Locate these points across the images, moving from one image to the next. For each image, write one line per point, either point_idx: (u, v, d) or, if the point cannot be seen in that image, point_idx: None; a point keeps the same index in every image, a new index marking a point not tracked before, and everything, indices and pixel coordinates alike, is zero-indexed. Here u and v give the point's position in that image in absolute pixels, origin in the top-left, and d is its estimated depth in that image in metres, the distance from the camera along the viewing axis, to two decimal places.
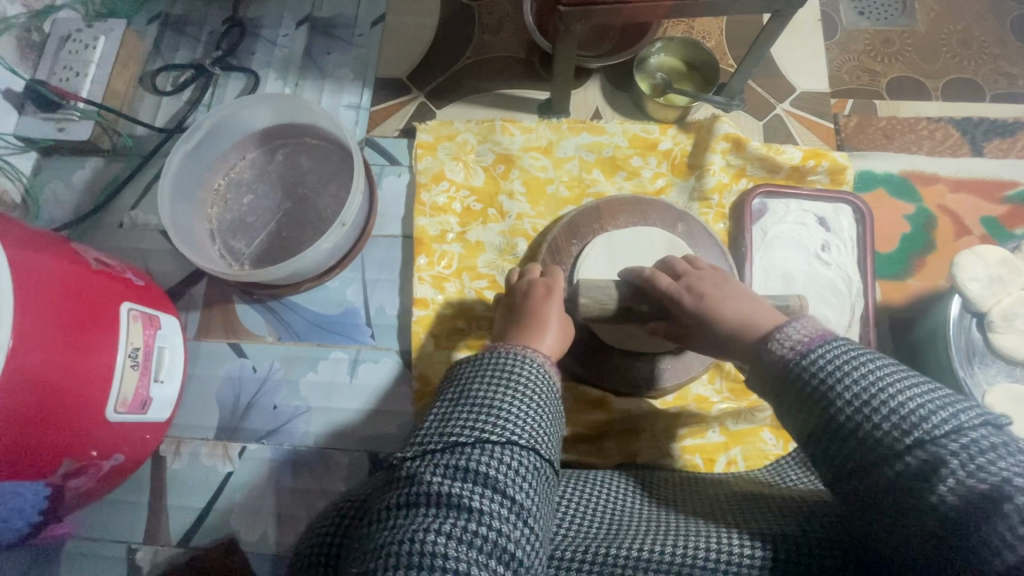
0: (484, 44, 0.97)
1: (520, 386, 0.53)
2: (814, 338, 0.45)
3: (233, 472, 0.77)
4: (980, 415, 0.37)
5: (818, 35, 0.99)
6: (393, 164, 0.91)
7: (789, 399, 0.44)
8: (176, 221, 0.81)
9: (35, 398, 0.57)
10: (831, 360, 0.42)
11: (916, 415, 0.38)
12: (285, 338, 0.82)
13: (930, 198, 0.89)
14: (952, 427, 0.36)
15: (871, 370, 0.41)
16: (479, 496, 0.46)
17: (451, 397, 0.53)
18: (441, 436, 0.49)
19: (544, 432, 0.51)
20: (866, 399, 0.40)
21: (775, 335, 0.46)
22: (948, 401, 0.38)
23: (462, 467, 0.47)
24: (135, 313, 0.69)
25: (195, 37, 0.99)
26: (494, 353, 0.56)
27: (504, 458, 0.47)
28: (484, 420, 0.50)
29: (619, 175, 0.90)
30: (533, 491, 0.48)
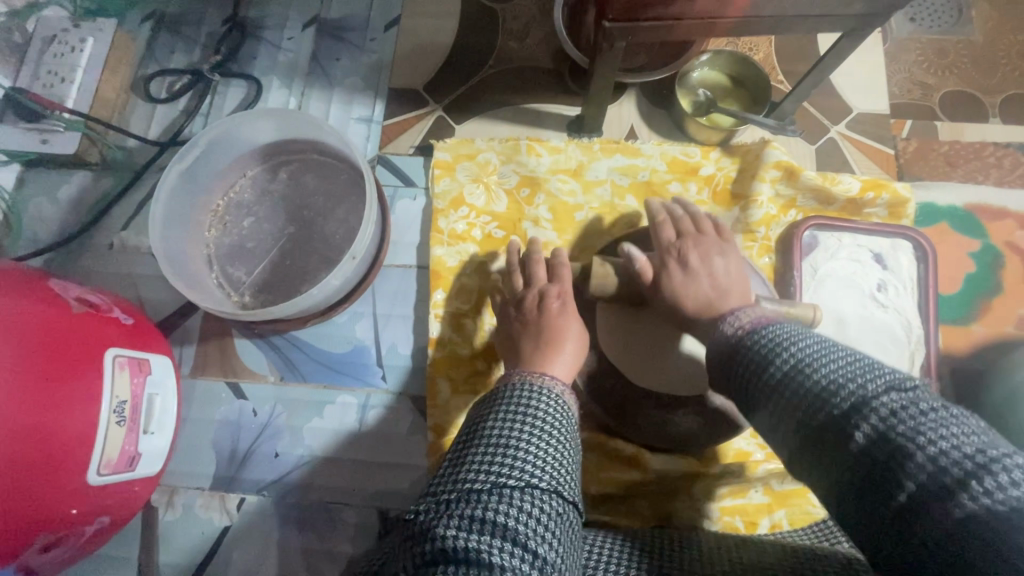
0: (508, 53, 0.89)
1: (540, 423, 0.48)
2: (755, 322, 0.48)
3: (231, 526, 0.71)
4: (884, 382, 0.38)
5: (873, 47, 0.91)
6: (407, 185, 0.83)
7: (733, 373, 0.47)
8: (169, 249, 0.73)
9: (1, 467, 0.51)
10: (764, 343, 0.45)
11: (827, 385, 0.39)
12: (288, 379, 0.76)
13: (997, 234, 0.81)
14: (857, 392, 0.38)
15: (800, 350, 0.43)
16: (501, 552, 0.40)
17: (461, 442, 0.48)
18: (454, 485, 0.44)
19: (567, 475, 0.46)
20: (793, 374, 0.41)
21: (727, 315, 0.51)
22: (861, 368, 0.39)
23: (479, 518, 0.41)
24: (122, 360, 0.62)
25: (192, 38, 0.91)
26: (509, 388, 0.52)
27: (527, 507, 0.42)
28: (502, 462, 0.45)
29: (655, 202, 0.81)
30: (560, 544, 0.42)
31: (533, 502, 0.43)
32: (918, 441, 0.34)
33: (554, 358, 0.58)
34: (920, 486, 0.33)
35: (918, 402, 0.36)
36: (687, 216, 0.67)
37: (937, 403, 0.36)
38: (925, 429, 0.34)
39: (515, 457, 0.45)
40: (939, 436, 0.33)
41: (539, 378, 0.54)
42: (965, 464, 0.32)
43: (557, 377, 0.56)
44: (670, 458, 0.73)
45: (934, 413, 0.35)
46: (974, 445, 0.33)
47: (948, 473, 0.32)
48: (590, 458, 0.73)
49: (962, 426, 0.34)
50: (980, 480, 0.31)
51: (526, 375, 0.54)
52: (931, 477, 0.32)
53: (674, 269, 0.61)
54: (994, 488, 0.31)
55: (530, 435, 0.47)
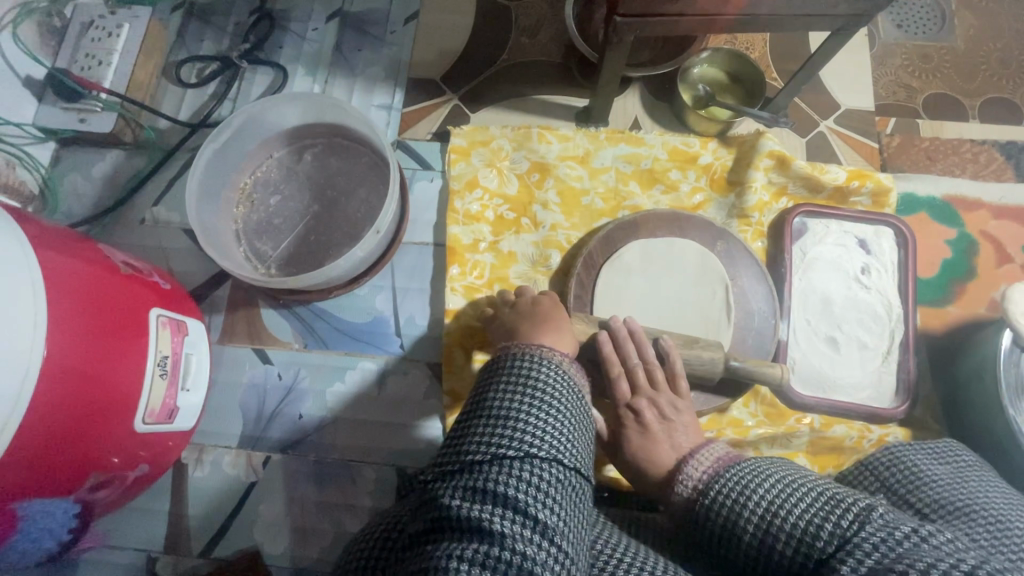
0: (520, 47, 0.95)
1: (537, 394, 0.54)
2: (712, 471, 0.57)
3: (257, 482, 0.75)
4: (856, 514, 0.45)
5: (862, 49, 0.97)
6: (425, 169, 0.89)
7: (709, 539, 0.54)
8: (203, 222, 0.78)
9: (64, 410, 0.55)
10: (727, 492, 0.54)
11: (807, 528, 0.47)
12: (311, 346, 0.81)
13: (972, 223, 0.87)
14: (833, 532, 0.45)
15: (764, 494, 0.52)
16: (500, 516, 0.45)
17: (467, 416, 0.54)
18: (460, 457, 0.50)
19: (563, 442, 0.52)
20: (765, 524, 0.50)
21: (680, 474, 0.59)
22: (828, 505, 0.47)
23: (480, 487, 0.47)
24: (164, 319, 0.67)
25: (221, 28, 0.96)
26: (508, 359, 0.58)
27: (524, 474, 0.48)
28: (502, 434, 0.50)
29: (656, 188, 0.87)
30: (557, 508, 0.47)
31: (532, 470, 0.48)
32: (906, 562, 0.39)
33: (549, 334, 0.65)
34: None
35: (892, 528, 0.43)
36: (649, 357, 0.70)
37: (907, 522, 0.43)
38: (918, 553, 0.40)
39: (514, 429, 0.51)
40: (921, 557, 0.39)
41: (539, 350, 0.58)
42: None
43: (553, 347, 0.62)
44: None
45: (911, 534, 0.42)
46: (958, 558, 0.39)
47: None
48: None
49: (935, 545, 0.40)
50: None
51: (524, 347, 0.58)
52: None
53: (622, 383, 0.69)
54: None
55: (529, 408, 0.53)
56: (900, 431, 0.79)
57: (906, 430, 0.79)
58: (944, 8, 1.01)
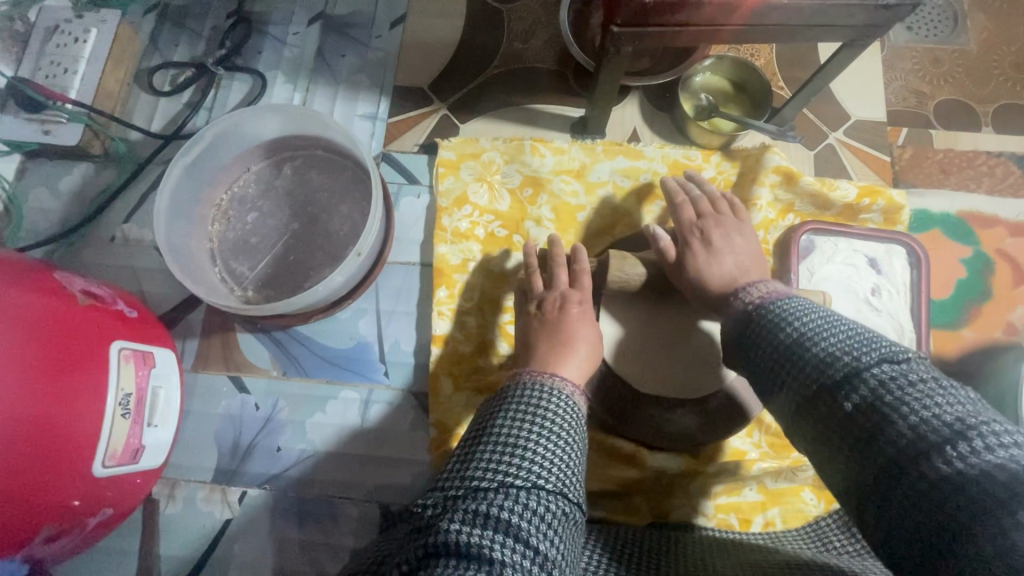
0: (512, 53, 0.90)
1: (546, 423, 0.50)
2: (768, 296, 0.53)
3: (233, 519, 0.71)
4: (880, 354, 0.42)
5: (873, 56, 0.92)
6: (411, 183, 0.84)
7: (751, 337, 0.51)
8: (173, 243, 0.73)
9: (6, 466, 0.50)
10: (778, 312, 0.50)
11: (829, 354, 0.44)
12: (290, 373, 0.76)
13: (989, 241, 0.83)
14: (853, 363, 0.42)
15: (801, 325, 0.47)
16: (501, 545, 0.40)
17: (470, 441, 0.50)
18: (461, 482, 0.45)
19: (571, 476, 0.47)
20: (796, 340, 0.46)
21: (746, 286, 0.56)
22: (859, 342, 0.44)
23: (482, 512, 0.42)
24: (127, 352, 0.62)
25: (196, 32, 0.90)
26: (518, 388, 0.54)
27: (530, 503, 0.43)
28: (508, 461, 0.46)
29: (656, 204, 0.83)
30: (561, 542, 0.43)
31: (539, 501, 0.44)
32: (908, 410, 0.38)
33: (567, 360, 0.60)
34: (907, 446, 0.37)
35: (910, 374, 0.40)
36: (705, 195, 0.73)
37: (927, 375, 0.40)
38: (910, 400, 0.39)
39: (521, 456, 0.47)
40: (924, 406, 0.38)
41: (552, 379, 0.55)
42: (950, 428, 0.36)
43: (568, 378, 0.57)
44: (668, 458, 0.73)
45: (926, 385, 0.39)
46: (955, 415, 0.37)
47: (935, 436, 0.36)
48: (590, 455, 0.74)
49: (949, 396, 0.38)
50: (955, 445, 0.35)
51: (535, 375, 0.55)
52: (917, 442, 0.37)
53: (696, 246, 0.67)
54: (979, 449, 0.35)
55: (538, 437, 0.49)
56: None
57: None
58: (958, 10, 0.96)
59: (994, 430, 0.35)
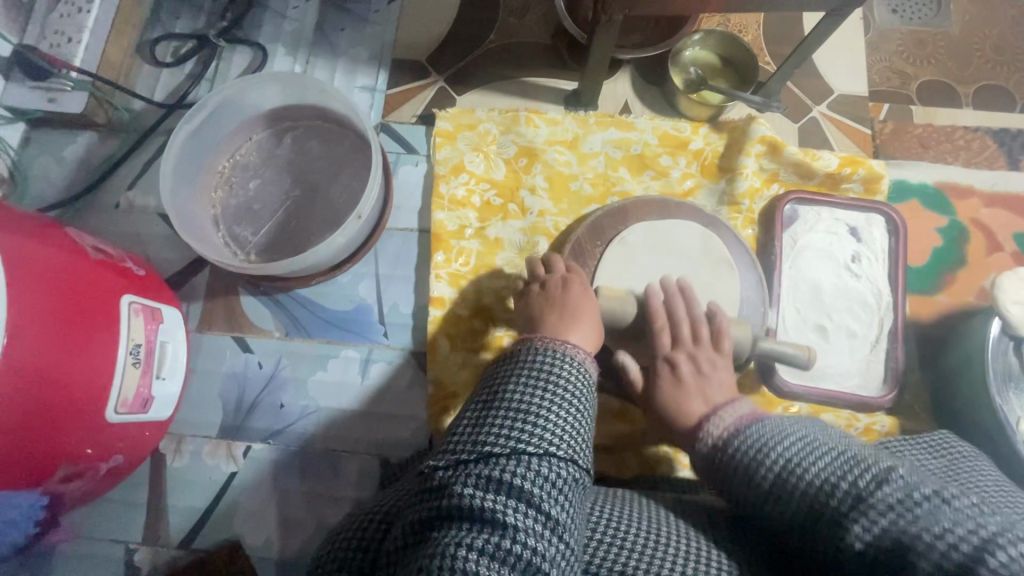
0: (508, 28, 0.92)
1: (559, 390, 0.51)
2: (735, 427, 0.56)
3: (237, 472, 0.74)
4: (877, 475, 0.42)
5: (857, 34, 0.95)
6: (409, 153, 0.86)
7: (728, 476, 0.53)
8: (179, 207, 0.76)
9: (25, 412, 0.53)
10: (746, 450, 0.52)
11: (822, 486, 0.45)
12: (292, 334, 0.79)
13: (964, 211, 0.87)
14: (850, 491, 0.43)
15: (785, 453, 0.49)
16: (514, 511, 0.44)
17: (484, 402, 0.51)
18: (475, 445, 0.48)
19: (580, 440, 0.50)
20: (782, 481, 0.48)
21: (707, 424, 0.58)
22: (847, 466, 0.45)
23: (495, 478, 0.46)
24: (137, 306, 0.65)
25: (198, 5, 0.92)
26: (530, 352, 0.55)
27: (541, 471, 0.46)
28: (520, 427, 0.48)
29: (646, 174, 0.86)
30: (568, 506, 0.46)
31: (550, 468, 0.47)
32: (923, 527, 0.37)
33: (576, 328, 0.61)
34: (936, 567, 0.36)
35: (912, 491, 0.40)
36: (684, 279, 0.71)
37: (933, 490, 0.39)
38: (937, 517, 0.37)
39: (533, 424, 0.49)
40: (940, 522, 0.37)
41: (563, 346, 0.55)
42: (974, 542, 0.35)
43: (577, 344, 0.58)
44: None
45: (931, 502, 0.39)
46: (976, 525, 0.36)
47: (954, 555, 0.35)
48: None
49: (960, 510, 0.38)
50: (991, 554, 0.34)
51: (547, 341, 0.55)
52: (941, 559, 0.36)
53: (665, 371, 0.66)
54: (1010, 561, 0.33)
55: (550, 403, 0.50)
56: (888, 420, 0.78)
57: (894, 419, 0.78)
58: None
59: (1011, 540, 0.34)
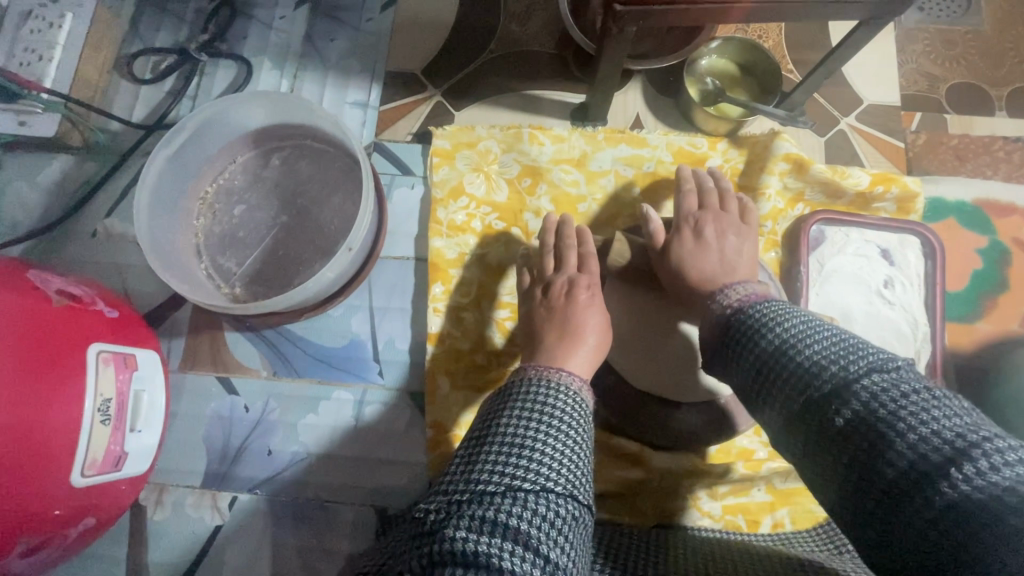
0: (510, 37, 0.86)
1: (555, 421, 0.47)
2: (748, 297, 0.51)
3: (223, 524, 0.69)
4: (884, 360, 0.40)
5: (885, 37, 0.89)
6: (405, 174, 0.81)
7: (740, 329, 0.48)
8: (156, 240, 0.70)
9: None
10: (753, 317, 0.48)
11: (826, 357, 0.41)
12: (280, 374, 0.73)
13: (1005, 230, 0.80)
14: (843, 374, 0.40)
15: (789, 326, 0.45)
16: (512, 555, 0.39)
17: (474, 439, 0.47)
18: (465, 484, 0.43)
19: (581, 476, 0.46)
20: (781, 350, 0.44)
21: (725, 288, 0.54)
22: (847, 350, 0.41)
23: (490, 519, 0.40)
24: (106, 355, 0.59)
25: (179, 16, 0.86)
26: (522, 383, 0.51)
27: (540, 508, 0.41)
28: (514, 461, 0.44)
29: (660, 194, 0.79)
30: (570, 549, 0.41)
31: (549, 505, 0.42)
32: (904, 423, 0.36)
33: (576, 351, 0.57)
34: (906, 468, 0.35)
35: (900, 384, 0.38)
36: (716, 189, 0.69)
37: (919, 386, 0.38)
38: (907, 414, 0.36)
39: (530, 456, 0.45)
40: (923, 419, 0.36)
41: (556, 374, 0.52)
42: (953, 443, 0.34)
43: (575, 372, 0.54)
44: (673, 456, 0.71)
45: (918, 395, 0.37)
46: (955, 430, 0.35)
47: (932, 459, 0.34)
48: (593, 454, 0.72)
49: (944, 409, 0.36)
50: (957, 468, 0.33)
51: (540, 371, 0.52)
52: (914, 447, 0.35)
53: (686, 236, 0.64)
54: (977, 474, 0.33)
55: (546, 435, 0.46)
56: None
57: None
58: None
59: (998, 447, 0.33)
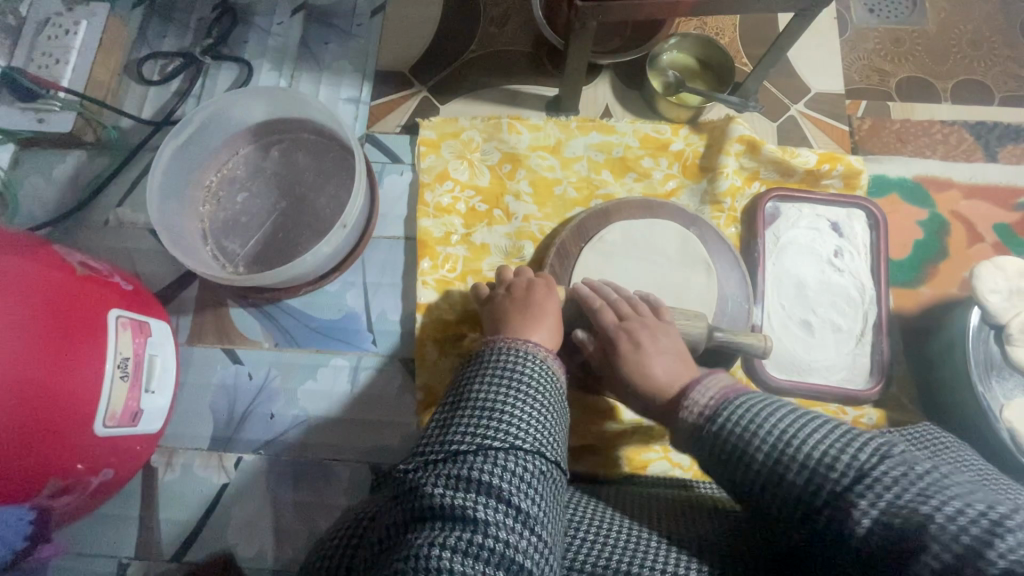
0: (489, 38, 0.94)
1: (521, 387, 0.55)
2: (719, 397, 0.51)
3: (228, 484, 0.74)
4: (876, 450, 0.41)
5: (832, 34, 0.97)
6: (394, 162, 0.88)
7: (720, 460, 0.48)
8: (166, 221, 0.76)
9: (13, 436, 0.53)
10: (736, 421, 0.48)
11: (822, 461, 0.42)
12: (281, 344, 0.79)
13: (943, 203, 0.88)
14: (853, 464, 0.41)
15: (775, 424, 0.46)
16: (483, 505, 0.47)
17: (451, 404, 0.55)
18: (443, 445, 0.51)
19: (546, 434, 0.53)
20: (779, 453, 0.44)
21: (689, 394, 0.53)
22: (847, 439, 0.43)
23: (464, 476, 0.49)
24: (124, 320, 0.65)
25: (184, 24, 0.94)
26: (492, 353, 0.58)
27: (507, 464, 0.49)
28: (487, 425, 0.51)
29: (629, 176, 0.87)
30: (537, 497, 0.50)
31: (516, 461, 0.50)
32: (933, 503, 0.37)
33: (539, 327, 0.63)
34: (942, 561, 0.35)
35: (912, 465, 0.40)
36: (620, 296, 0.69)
37: (926, 465, 0.40)
38: (931, 495, 0.37)
39: (498, 420, 0.52)
40: (947, 498, 0.37)
41: (523, 344, 0.59)
42: (982, 522, 0.35)
43: (539, 343, 0.61)
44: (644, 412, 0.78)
45: (931, 475, 0.39)
46: (982, 505, 0.36)
47: (966, 537, 0.35)
48: (571, 412, 0.78)
49: (957, 486, 0.38)
50: (994, 544, 0.34)
51: (508, 341, 0.59)
52: (952, 541, 0.35)
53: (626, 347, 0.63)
54: (1018, 546, 0.33)
55: (513, 399, 0.54)
56: (876, 412, 0.79)
57: (881, 411, 0.79)
58: None
59: (1018, 523, 0.34)
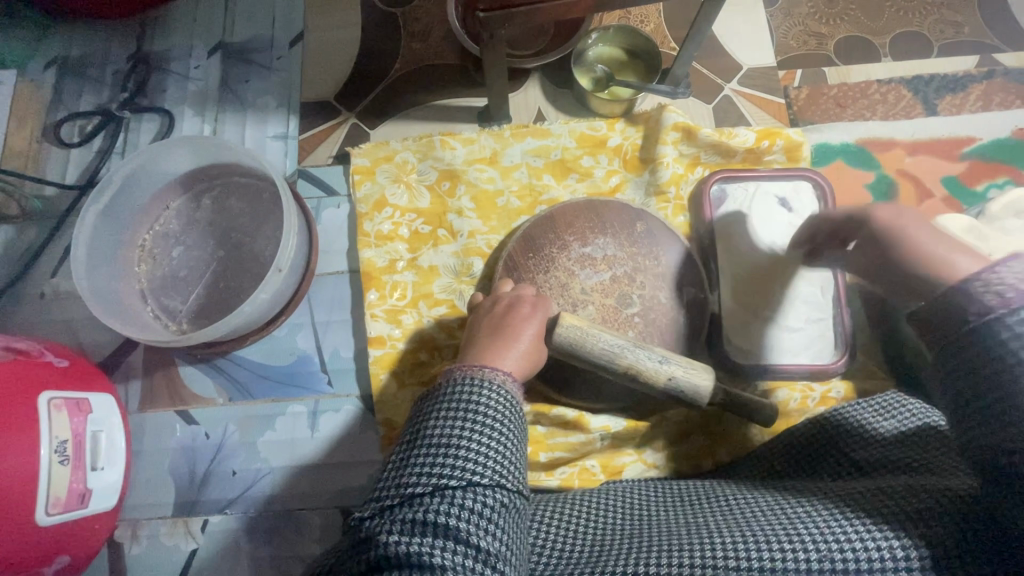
0: (413, 54, 0.92)
1: (478, 417, 0.51)
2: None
3: (198, 548, 0.72)
4: None
5: (758, 7, 0.96)
6: (330, 196, 0.86)
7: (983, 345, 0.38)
8: (97, 290, 0.74)
9: None
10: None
11: None
12: (236, 399, 0.77)
13: (889, 163, 0.87)
14: None
15: None
16: (442, 549, 0.44)
17: (408, 442, 0.51)
18: (398, 489, 0.47)
19: (508, 465, 0.50)
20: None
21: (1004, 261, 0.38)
22: None
23: (421, 520, 0.45)
24: (59, 402, 0.62)
25: (99, 79, 0.90)
26: (451, 385, 0.54)
27: (466, 504, 0.46)
28: (443, 463, 0.48)
29: (571, 177, 0.85)
30: (500, 534, 0.46)
31: (476, 497, 0.46)
32: None
33: (504, 351, 0.60)
34: None
35: None
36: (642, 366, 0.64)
37: None
38: None
39: (457, 456, 0.48)
40: None
41: (484, 370, 0.55)
42: None
43: (507, 371, 0.57)
44: (611, 418, 0.78)
45: None
46: None
47: None
48: (538, 428, 0.78)
49: None
50: None
51: (467, 370, 0.55)
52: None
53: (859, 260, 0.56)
54: None
55: (472, 433, 0.50)
56: (843, 385, 0.77)
57: (848, 383, 0.77)
58: None
59: None
